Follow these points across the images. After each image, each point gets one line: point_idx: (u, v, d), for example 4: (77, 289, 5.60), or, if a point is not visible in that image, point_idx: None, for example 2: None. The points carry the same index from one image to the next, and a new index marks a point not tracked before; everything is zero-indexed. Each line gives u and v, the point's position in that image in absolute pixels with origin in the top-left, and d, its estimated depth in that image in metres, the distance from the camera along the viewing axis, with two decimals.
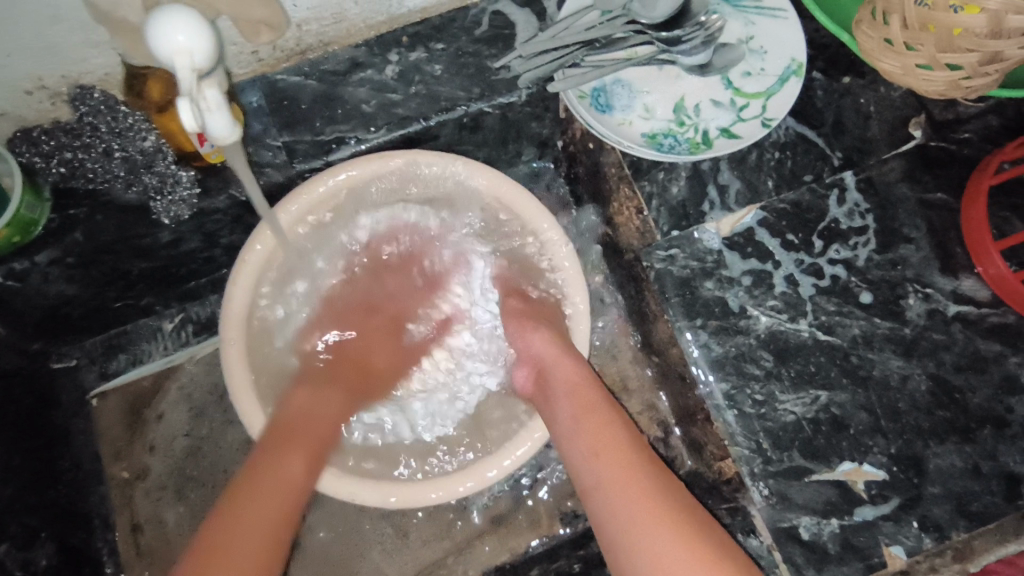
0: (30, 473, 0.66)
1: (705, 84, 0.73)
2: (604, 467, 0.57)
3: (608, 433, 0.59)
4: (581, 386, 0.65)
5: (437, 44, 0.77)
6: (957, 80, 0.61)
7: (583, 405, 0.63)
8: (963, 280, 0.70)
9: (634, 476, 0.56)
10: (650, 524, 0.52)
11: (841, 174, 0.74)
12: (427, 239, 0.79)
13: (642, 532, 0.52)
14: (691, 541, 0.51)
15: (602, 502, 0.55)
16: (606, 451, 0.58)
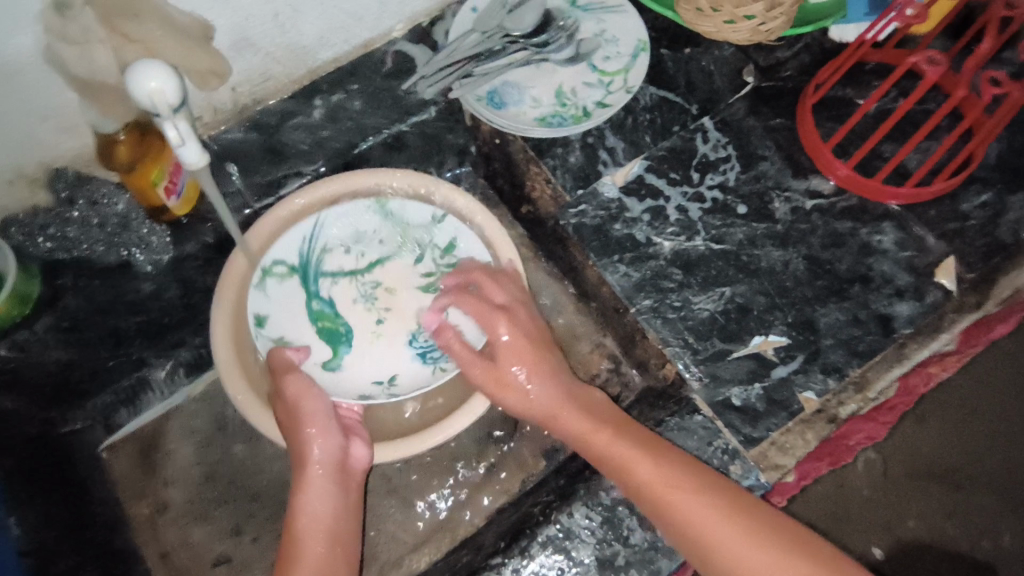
0: (64, 523, 0.73)
1: (576, 71, 0.90)
2: (627, 455, 0.67)
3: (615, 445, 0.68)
4: (573, 395, 0.74)
5: (354, 85, 0.93)
6: (755, 27, 0.79)
7: (569, 418, 0.72)
8: (812, 179, 0.87)
9: (649, 461, 0.66)
10: (678, 493, 0.63)
11: (701, 120, 0.91)
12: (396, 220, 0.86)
13: (669, 495, 0.64)
14: (713, 500, 0.63)
15: (636, 490, 0.66)
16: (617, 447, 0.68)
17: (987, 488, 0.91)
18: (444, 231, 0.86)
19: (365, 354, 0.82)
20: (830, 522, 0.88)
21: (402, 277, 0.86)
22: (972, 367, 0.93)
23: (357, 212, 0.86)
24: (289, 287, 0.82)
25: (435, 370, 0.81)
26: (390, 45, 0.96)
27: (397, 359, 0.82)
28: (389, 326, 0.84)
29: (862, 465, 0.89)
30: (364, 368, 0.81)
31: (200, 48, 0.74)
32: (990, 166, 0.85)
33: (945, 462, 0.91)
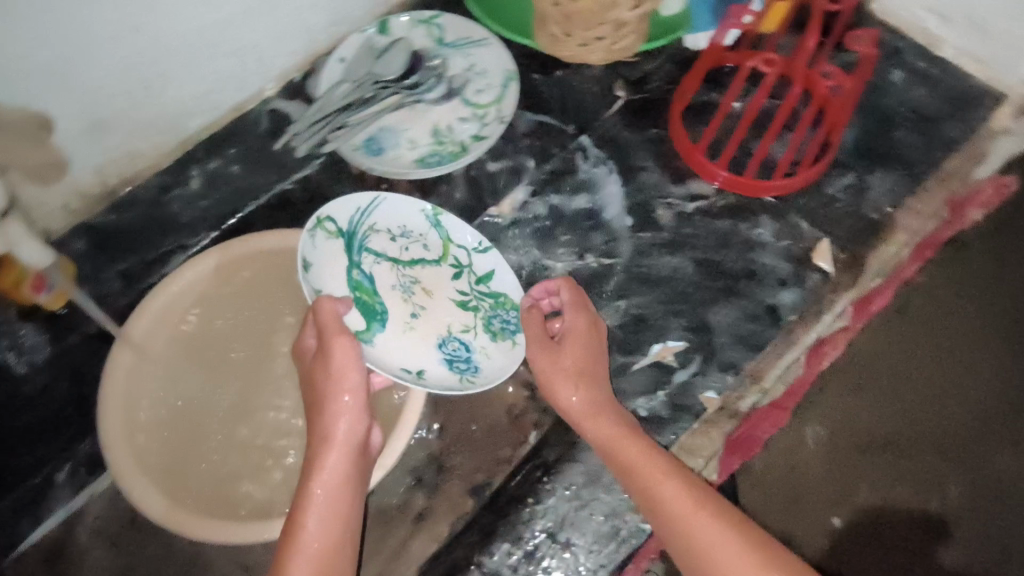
0: None
1: (450, 108, 0.91)
2: (652, 476, 0.65)
3: (640, 459, 0.66)
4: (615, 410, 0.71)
5: (230, 149, 0.92)
6: (609, 46, 0.82)
7: (608, 424, 0.69)
8: (690, 183, 0.89)
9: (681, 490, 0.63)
10: (700, 513, 0.61)
11: (579, 138, 0.92)
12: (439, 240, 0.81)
13: (691, 518, 0.61)
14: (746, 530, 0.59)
15: (660, 508, 0.63)
16: (652, 464, 0.66)
17: (938, 455, 0.92)
18: (487, 259, 0.81)
19: (395, 342, 0.76)
20: (790, 502, 0.90)
21: (440, 279, 0.80)
22: (891, 328, 0.96)
23: (410, 218, 0.81)
24: (334, 246, 0.77)
25: (462, 378, 0.76)
26: (264, 105, 0.95)
27: (425, 357, 0.77)
28: (423, 321, 0.79)
29: (812, 443, 0.91)
30: (392, 352, 0.76)
31: (34, 144, 0.75)
32: (848, 150, 0.90)
33: (886, 430, 0.92)
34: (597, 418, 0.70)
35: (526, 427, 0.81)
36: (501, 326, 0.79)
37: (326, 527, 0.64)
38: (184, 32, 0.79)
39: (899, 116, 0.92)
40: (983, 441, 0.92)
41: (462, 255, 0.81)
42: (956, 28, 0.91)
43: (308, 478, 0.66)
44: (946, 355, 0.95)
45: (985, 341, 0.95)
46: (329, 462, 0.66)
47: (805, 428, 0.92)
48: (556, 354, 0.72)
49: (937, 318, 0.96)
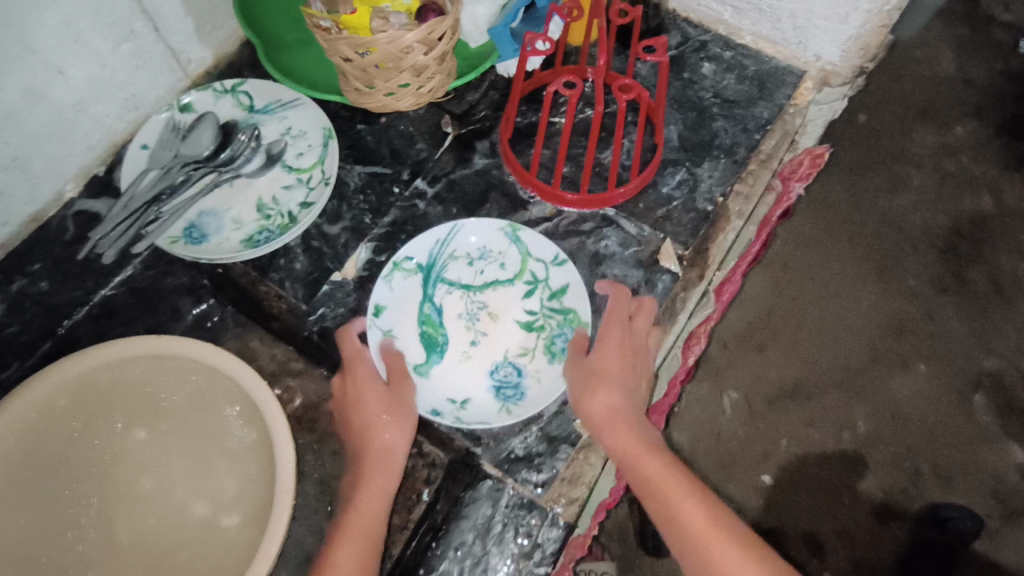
0: None
1: (272, 178, 0.87)
2: (673, 485, 0.64)
3: (659, 475, 0.65)
4: (634, 416, 0.71)
5: (33, 265, 0.84)
6: (416, 91, 0.81)
7: (629, 430, 0.69)
8: (532, 209, 0.89)
9: (700, 507, 0.62)
10: (716, 541, 0.60)
11: (414, 183, 0.90)
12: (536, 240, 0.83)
13: (707, 543, 0.60)
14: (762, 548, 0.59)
15: (678, 521, 0.62)
16: (673, 474, 0.65)
17: (838, 389, 1.12)
18: (560, 274, 0.81)
19: (450, 372, 0.79)
20: (721, 470, 1.09)
21: (508, 300, 0.82)
22: (783, 285, 1.19)
23: (487, 237, 0.84)
24: (407, 285, 0.82)
25: (505, 406, 0.76)
26: (68, 207, 0.87)
27: (475, 384, 0.78)
28: (482, 348, 0.80)
29: (729, 407, 1.12)
30: (445, 381, 0.78)
31: None
32: (674, 148, 0.93)
33: (792, 378, 1.13)
34: (622, 422, 0.70)
35: (417, 486, 0.78)
36: (560, 346, 0.79)
37: (354, 545, 0.66)
38: None
39: (714, 107, 0.95)
40: (876, 365, 1.13)
41: (539, 269, 0.83)
42: (748, 17, 0.96)
43: (358, 493, 0.70)
44: (842, 294, 1.17)
45: (861, 286, 1.18)
46: (377, 476, 0.71)
47: (722, 395, 1.13)
48: (590, 363, 0.74)
49: (816, 272, 1.19)
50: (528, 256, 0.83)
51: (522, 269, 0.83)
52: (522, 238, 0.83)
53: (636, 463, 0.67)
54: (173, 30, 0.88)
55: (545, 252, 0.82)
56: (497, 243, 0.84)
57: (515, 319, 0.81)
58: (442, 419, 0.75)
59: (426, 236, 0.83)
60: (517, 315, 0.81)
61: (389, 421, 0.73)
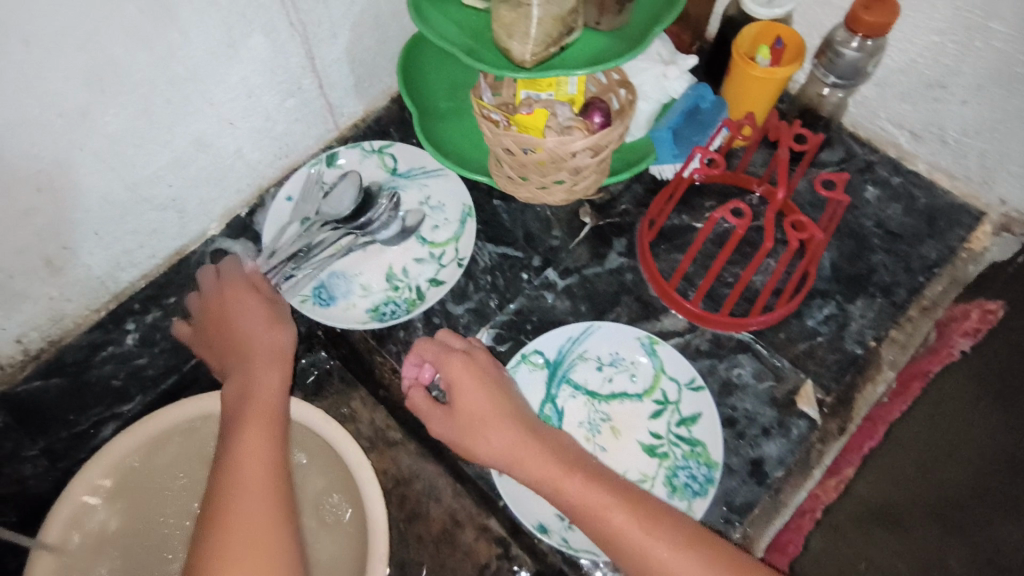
0: None
1: (405, 248, 0.86)
2: (597, 494, 0.64)
3: (539, 452, 0.67)
4: (535, 430, 0.69)
5: (169, 298, 0.86)
6: (569, 188, 0.78)
7: (539, 449, 0.67)
8: (663, 319, 0.85)
9: (632, 516, 0.62)
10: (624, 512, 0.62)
11: (545, 272, 0.88)
12: (676, 359, 0.80)
13: (615, 518, 0.62)
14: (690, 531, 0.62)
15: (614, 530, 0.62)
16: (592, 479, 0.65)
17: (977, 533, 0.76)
18: (693, 400, 0.78)
19: None
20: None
21: (634, 417, 0.79)
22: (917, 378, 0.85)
23: (621, 342, 0.82)
24: (532, 380, 0.80)
25: None
26: (208, 244, 0.89)
27: None
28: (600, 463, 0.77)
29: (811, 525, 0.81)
30: None
31: None
32: (826, 277, 0.86)
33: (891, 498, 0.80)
34: (532, 445, 0.68)
35: None
36: (684, 482, 0.74)
37: (255, 434, 0.64)
38: (106, 197, 0.73)
39: (875, 238, 0.88)
40: None
41: (671, 389, 0.79)
42: (927, 145, 0.88)
43: (246, 384, 0.68)
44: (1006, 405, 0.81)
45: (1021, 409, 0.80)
46: (266, 388, 0.68)
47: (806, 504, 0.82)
48: (466, 411, 0.70)
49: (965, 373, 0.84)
50: (661, 374, 0.80)
51: (653, 384, 0.80)
52: (659, 353, 0.81)
53: (555, 480, 0.65)
54: (335, 86, 0.88)
55: (682, 373, 0.79)
56: (632, 351, 0.82)
57: (638, 437, 0.78)
58: (548, 536, 0.72)
59: (561, 334, 0.82)
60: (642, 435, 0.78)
61: (279, 339, 0.73)
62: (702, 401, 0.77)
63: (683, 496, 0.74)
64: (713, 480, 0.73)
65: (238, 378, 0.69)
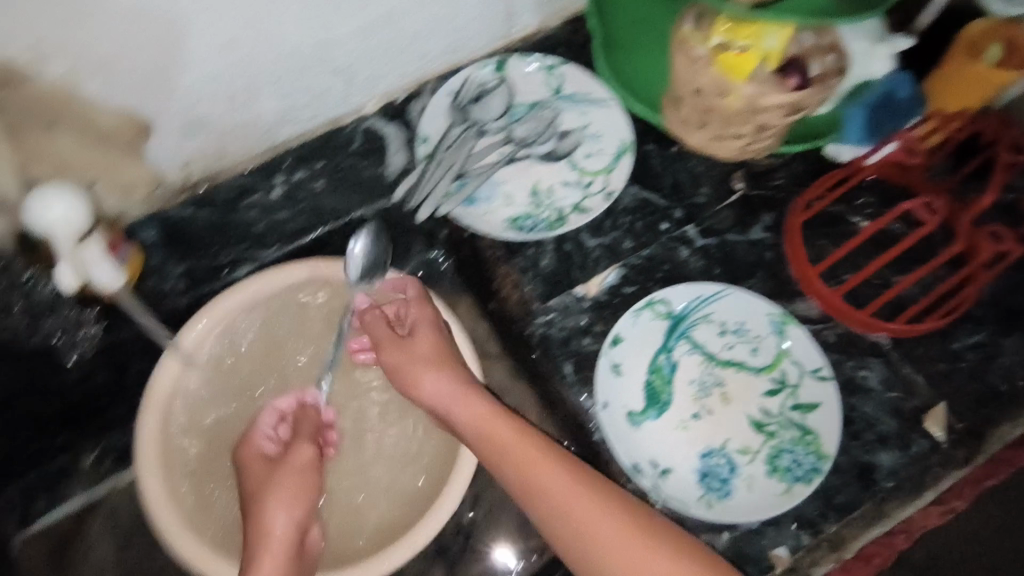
0: None
1: (554, 169, 0.84)
2: (570, 504, 0.64)
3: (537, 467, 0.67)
4: (511, 419, 0.71)
5: (318, 163, 0.85)
6: (744, 146, 0.75)
7: (519, 443, 0.69)
8: (797, 302, 0.81)
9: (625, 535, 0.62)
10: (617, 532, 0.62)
11: (685, 227, 0.86)
12: (807, 344, 0.77)
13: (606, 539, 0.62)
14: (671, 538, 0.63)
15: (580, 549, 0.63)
16: (568, 490, 0.65)
17: None
18: (815, 389, 0.75)
19: (665, 436, 0.74)
20: None
21: (747, 390, 0.76)
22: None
23: (749, 311, 0.79)
24: (653, 327, 0.79)
25: (709, 499, 0.71)
26: (361, 121, 0.87)
27: (683, 457, 0.74)
28: (702, 424, 0.75)
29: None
30: (654, 441, 0.74)
31: (127, 152, 0.70)
32: (985, 304, 0.80)
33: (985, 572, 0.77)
34: (516, 446, 0.68)
35: None
36: (787, 466, 0.72)
37: (282, 506, 0.69)
38: (293, 50, 0.73)
39: None
40: None
41: (793, 372, 0.76)
42: None
43: (269, 487, 0.70)
44: None
45: None
46: (285, 479, 0.70)
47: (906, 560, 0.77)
48: (424, 365, 0.74)
49: None
50: (786, 354, 0.77)
51: (774, 362, 0.77)
52: (788, 334, 0.77)
53: (533, 485, 0.66)
54: None
55: (810, 358, 0.76)
56: (759, 325, 0.78)
57: (747, 410, 0.75)
58: (641, 478, 0.72)
59: (692, 289, 0.80)
60: (751, 409, 0.75)
61: (293, 434, 0.75)
62: (824, 392, 0.74)
63: (786, 480, 0.71)
64: (819, 471, 0.71)
65: (257, 480, 0.71)
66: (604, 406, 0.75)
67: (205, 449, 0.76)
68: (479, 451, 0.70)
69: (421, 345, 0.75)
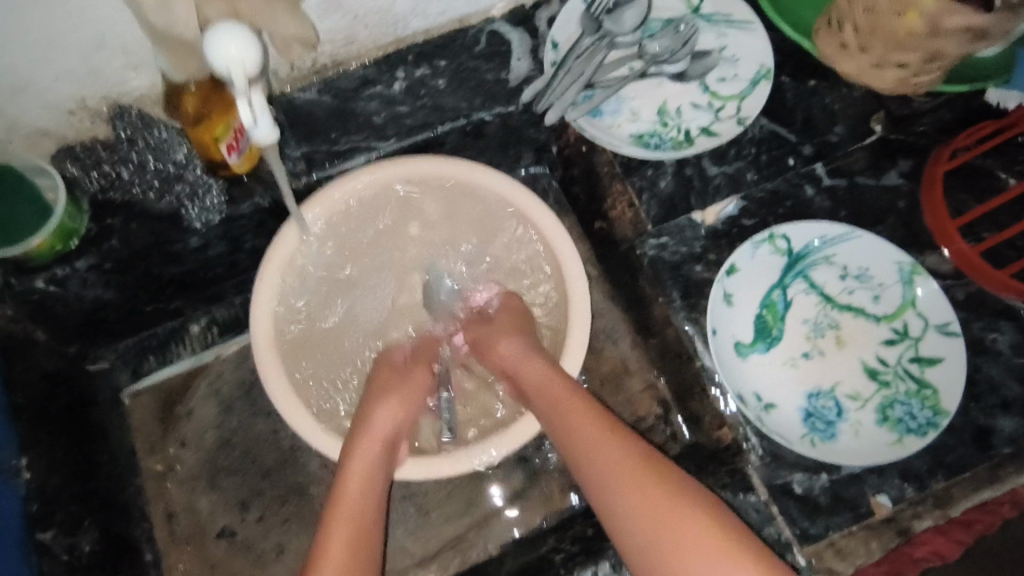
0: (67, 493, 0.72)
1: (684, 89, 0.81)
2: (609, 482, 0.63)
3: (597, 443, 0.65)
4: (571, 389, 0.69)
5: (441, 61, 0.82)
6: (905, 76, 0.69)
7: (574, 411, 0.68)
8: (927, 256, 0.77)
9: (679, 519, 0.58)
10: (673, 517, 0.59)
11: (812, 165, 0.81)
12: (936, 298, 0.73)
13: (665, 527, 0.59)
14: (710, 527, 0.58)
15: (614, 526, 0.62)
16: (612, 464, 0.63)
17: None
18: (940, 343, 0.71)
19: (772, 371, 0.73)
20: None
21: (864, 336, 0.73)
22: None
23: (877, 257, 0.75)
24: (771, 262, 0.76)
25: (812, 439, 0.70)
26: (488, 22, 0.84)
27: (789, 394, 0.72)
28: (813, 364, 0.73)
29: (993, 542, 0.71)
30: (760, 375, 0.72)
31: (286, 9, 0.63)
32: None
33: None
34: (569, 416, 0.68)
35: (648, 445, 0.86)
36: (899, 417, 0.69)
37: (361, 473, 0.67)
38: None
39: None
40: None
41: (916, 324, 0.72)
42: None
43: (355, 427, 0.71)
44: None
45: None
46: (370, 451, 0.69)
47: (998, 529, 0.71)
48: (498, 333, 0.76)
49: None
50: (911, 305, 0.73)
51: (896, 313, 0.73)
52: (916, 286, 0.73)
53: (576, 454, 0.66)
54: None
55: (939, 312, 0.72)
56: (885, 272, 0.74)
57: (861, 357, 0.73)
58: (745, 407, 0.70)
59: (822, 227, 0.75)
60: (866, 356, 0.73)
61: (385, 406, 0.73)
62: (950, 348, 0.71)
63: (897, 429, 0.69)
64: (935, 426, 0.68)
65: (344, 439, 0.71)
66: (714, 333, 0.73)
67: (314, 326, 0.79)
68: (542, 414, 0.70)
69: (499, 324, 0.77)
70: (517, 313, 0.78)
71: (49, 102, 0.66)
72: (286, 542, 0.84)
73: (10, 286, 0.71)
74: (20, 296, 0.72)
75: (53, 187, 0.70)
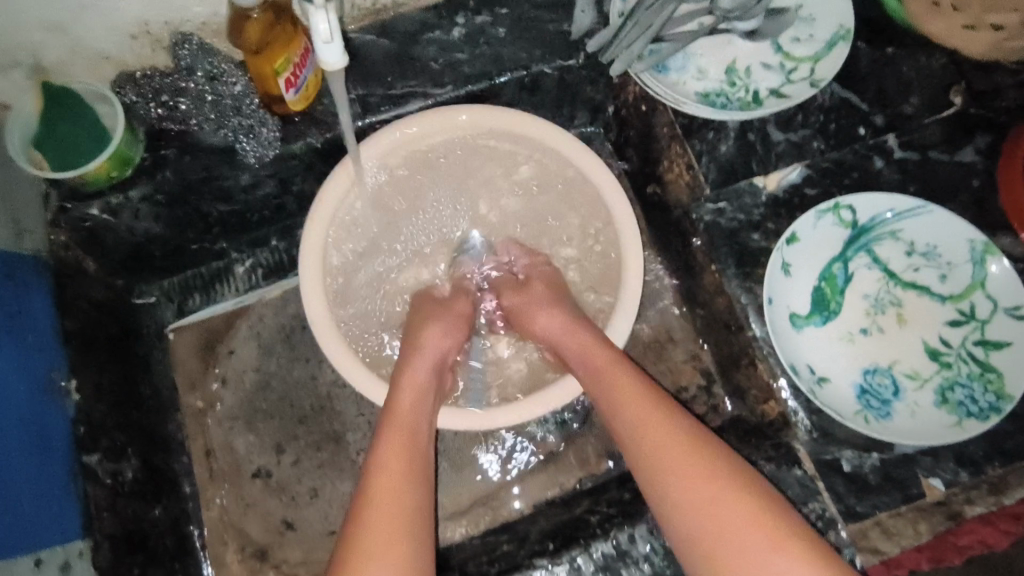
0: (112, 421, 0.72)
1: (755, 49, 0.78)
2: (656, 457, 0.58)
3: (650, 415, 0.61)
4: (616, 359, 0.66)
5: (502, 9, 0.80)
6: (998, 40, 0.66)
7: (617, 379, 0.65)
8: (999, 239, 0.74)
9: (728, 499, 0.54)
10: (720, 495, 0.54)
11: (884, 137, 0.76)
12: (1012, 282, 0.69)
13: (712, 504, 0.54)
14: (757, 507, 0.54)
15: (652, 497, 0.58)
16: (655, 433, 0.60)
17: None
18: (1010, 327, 0.68)
19: (827, 344, 0.71)
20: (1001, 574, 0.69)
21: (926, 316, 0.71)
22: None
23: (948, 235, 0.71)
24: (834, 233, 0.73)
25: (865, 416, 0.68)
26: None
27: (843, 369, 0.70)
28: (870, 341, 0.71)
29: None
30: (815, 349, 0.70)
31: None
32: None
33: None
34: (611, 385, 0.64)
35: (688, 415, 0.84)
36: (959, 400, 0.67)
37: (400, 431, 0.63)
38: None
39: None
40: None
41: (985, 307, 0.69)
42: None
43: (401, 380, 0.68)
44: None
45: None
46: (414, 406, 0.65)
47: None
48: (541, 302, 0.74)
49: None
50: (980, 287, 0.70)
51: (964, 295, 0.70)
52: (988, 266, 0.70)
53: (619, 424, 0.62)
54: None
55: (1012, 295, 0.69)
56: (956, 251, 0.71)
57: (922, 338, 0.70)
58: (798, 379, 0.68)
59: (894, 199, 0.72)
60: (928, 337, 0.70)
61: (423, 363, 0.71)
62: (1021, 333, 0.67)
63: (957, 412, 0.67)
64: (998, 412, 0.66)
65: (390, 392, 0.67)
66: (771, 301, 0.71)
67: (361, 271, 0.79)
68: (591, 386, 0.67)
69: (535, 295, 0.75)
70: (553, 284, 0.77)
71: (115, 22, 0.65)
72: (321, 485, 0.83)
73: (66, 212, 0.71)
74: (73, 222, 0.72)
75: (113, 114, 0.71)
